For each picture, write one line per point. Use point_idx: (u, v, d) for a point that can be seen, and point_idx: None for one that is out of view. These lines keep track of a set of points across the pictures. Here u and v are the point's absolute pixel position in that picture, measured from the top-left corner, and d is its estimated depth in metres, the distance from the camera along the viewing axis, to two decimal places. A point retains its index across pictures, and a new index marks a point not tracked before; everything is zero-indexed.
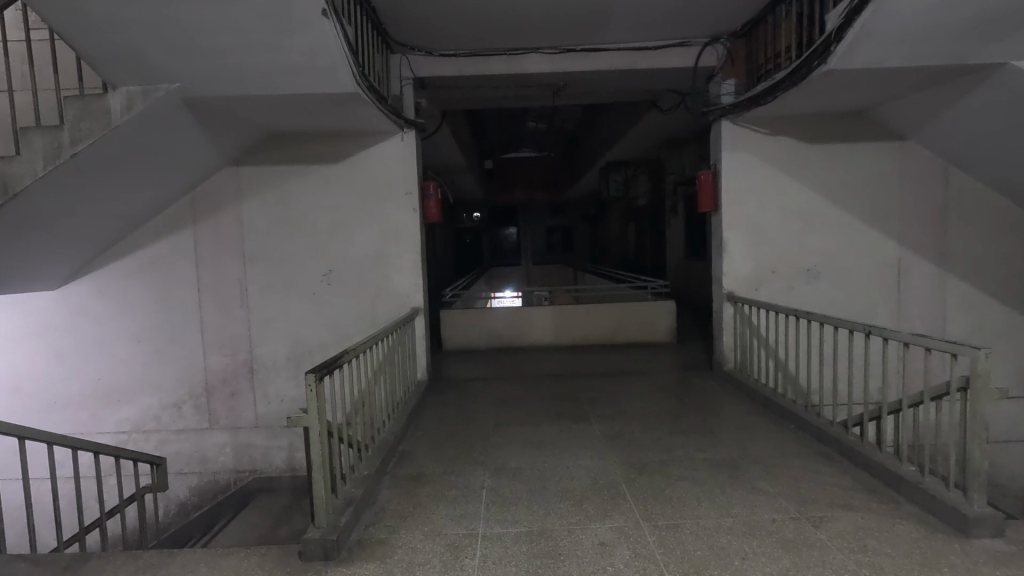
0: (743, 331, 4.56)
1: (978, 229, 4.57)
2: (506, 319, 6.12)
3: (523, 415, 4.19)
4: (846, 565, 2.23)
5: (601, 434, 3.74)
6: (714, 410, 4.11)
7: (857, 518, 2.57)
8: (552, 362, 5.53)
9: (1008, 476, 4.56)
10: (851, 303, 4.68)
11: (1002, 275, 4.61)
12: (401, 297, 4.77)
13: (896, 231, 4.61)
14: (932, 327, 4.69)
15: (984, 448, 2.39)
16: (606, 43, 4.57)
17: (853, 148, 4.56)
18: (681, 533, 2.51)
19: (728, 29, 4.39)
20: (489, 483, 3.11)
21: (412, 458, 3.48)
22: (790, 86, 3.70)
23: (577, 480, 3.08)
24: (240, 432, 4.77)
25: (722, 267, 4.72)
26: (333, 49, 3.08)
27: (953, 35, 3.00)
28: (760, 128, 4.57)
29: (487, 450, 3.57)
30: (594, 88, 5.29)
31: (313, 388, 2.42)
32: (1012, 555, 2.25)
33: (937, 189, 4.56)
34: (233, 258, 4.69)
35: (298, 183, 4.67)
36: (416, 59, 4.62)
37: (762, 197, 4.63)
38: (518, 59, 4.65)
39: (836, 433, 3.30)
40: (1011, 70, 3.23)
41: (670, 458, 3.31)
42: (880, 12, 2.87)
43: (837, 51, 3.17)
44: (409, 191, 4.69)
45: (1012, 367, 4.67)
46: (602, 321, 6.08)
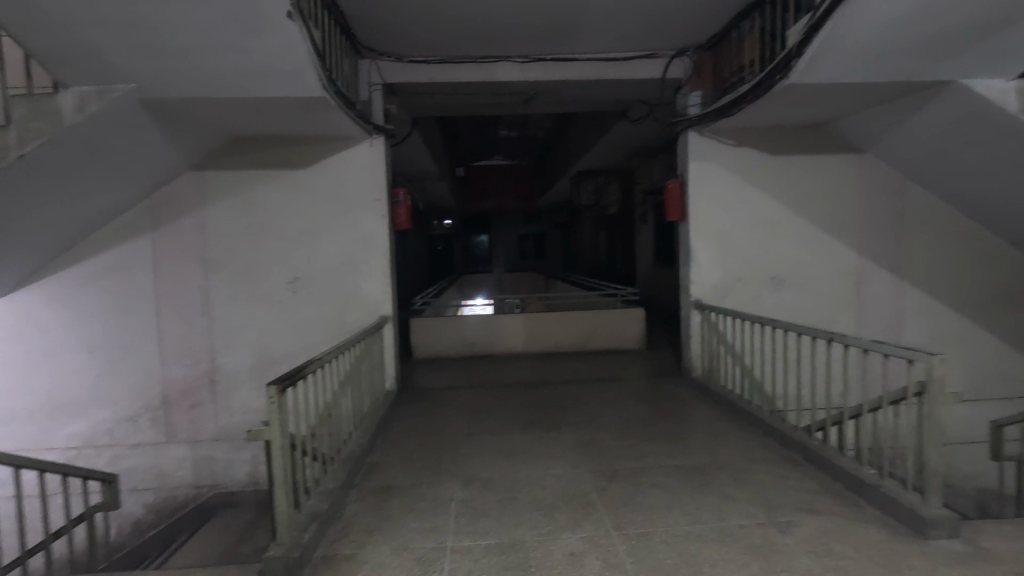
0: (711, 338, 4.63)
1: (932, 239, 4.76)
2: (478, 327, 6.09)
3: (494, 424, 4.15)
4: (813, 569, 2.27)
5: (572, 442, 3.74)
6: (684, 416, 4.15)
7: (822, 522, 2.61)
8: (524, 371, 5.52)
9: (961, 476, 4.73)
10: (813, 311, 4.80)
11: (953, 283, 4.80)
12: (370, 306, 4.69)
13: (855, 241, 4.76)
14: (890, 333, 4.84)
15: (939, 450, 2.47)
16: (574, 54, 4.61)
17: (814, 160, 4.70)
18: (651, 541, 2.51)
19: (693, 42, 4.50)
20: (460, 494, 3.06)
21: (380, 470, 3.41)
22: (754, 99, 3.79)
23: (550, 490, 3.06)
24: (201, 446, 4.59)
25: (691, 275, 4.78)
26: (299, 53, 3.02)
27: (907, 52, 3.12)
28: (725, 139, 4.67)
29: (457, 460, 3.52)
30: (565, 98, 5.34)
31: (275, 400, 2.35)
32: (969, 555, 2.31)
33: (893, 200, 4.72)
34: (195, 265, 4.54)
35: (263, 188, 4.56)
36: (386, 65, 4.60)
37: (728, 207, 4.72)
38: (489, 67, 4.66)
39: (802, 438, 3.37)
40: (959, 88, 3.39)
41: (642, 466, 3.32)
42: (838, 29, 2.97)
43: (798, 67, 3.26)
44: (377, 198, 4.63)
45: (964, 373, 4.87)
46: (573, 328, 6.10)
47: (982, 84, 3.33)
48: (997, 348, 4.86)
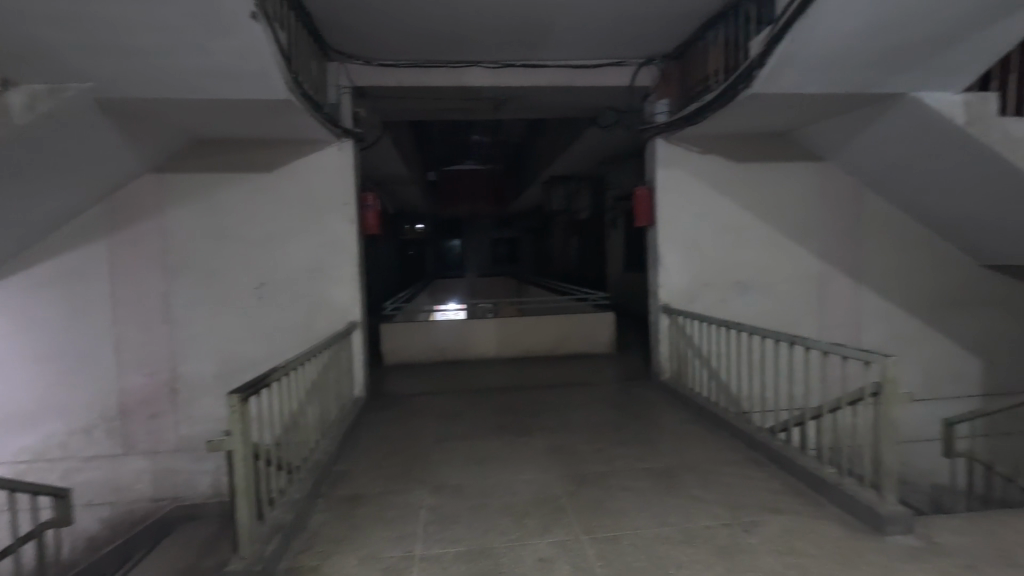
0: (679, 341, 4.70)
1: (888, 245, 4.94)
2: (449, 332, 6.06)
3: (465, 430, 4.13)
4: (777, 568, 2.31)
5: (543, 447, 3.74)
6: (653, 419, 4.20)
7: (784, 521, 2.67)
8: (495, 376, 5.50)
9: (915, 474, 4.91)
10: (777, 314, 4.93)
11: (908, 287, 4.99)
12: (339, 311, 4.63)
13: (816, 247, 4.91)
14: (849, 335, 5.00)
15: (894, 449, 2.56)
16: (544, 61, 4.64)
17: (776, 167, 4.84)
18: (620, 544, 2.53)
19: (661, 51, 4.58)
20: (429, 502, 3.03)
21: (348, 478, 3.34)
22: (719, 108, 3.88)
23: (520, 495, 3.05)
24: (160, 457, 4.44)
25: (659, 279, 4.86)
26: (264, 54, 2.96)
27: (863, 65, 3.24)
28: (691, 146, 4.77)
29: (427, 467, 3.49)
30: (535, 104, 5.37)
31: (237, 409, 2.28)
32: (923, 549, 2.39)
33: (851, 207, 4.89)
34: (155, 271, 4.40)
35: (228, 192, 4.45)
36: (354, 68, 4.56)
37: (695, 213, 4.82)
38: (459, 72, 4.65)
39: (766, 438, 3.45)
40: (910, 101, 3.53)
41: (612, 469, 3.34)
42: (797, 41, 3.06)
43: (760, 77, 3.35)
44: (346, 202, 4.57)
45: (919, 374, 5.06)
46: (545, 333, 6.13)
47: (931, 96, 3.48)
48: (949, 349, 5.07)
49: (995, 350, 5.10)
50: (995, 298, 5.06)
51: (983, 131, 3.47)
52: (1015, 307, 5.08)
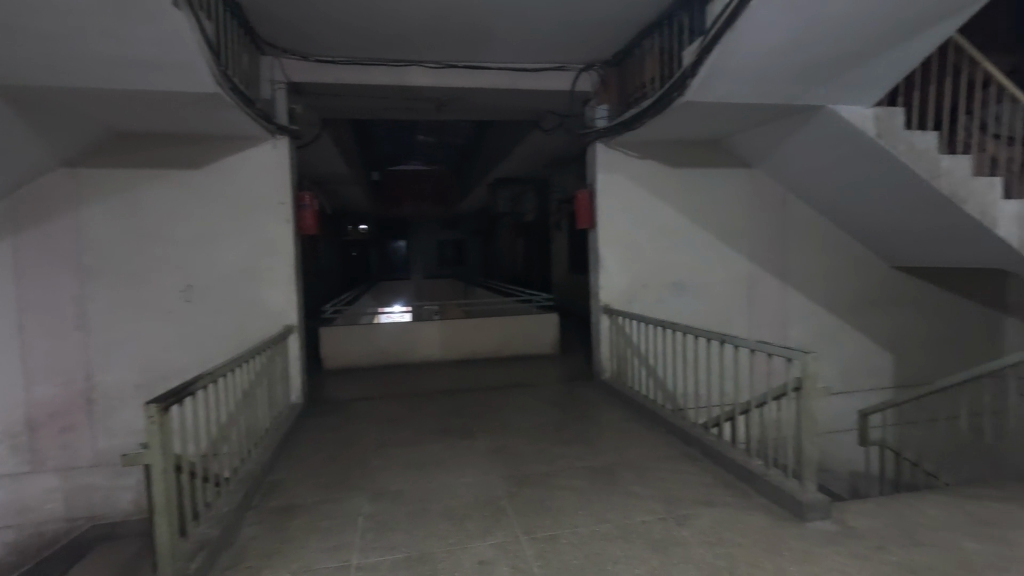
0: (619, 341, 4.81)
1: (811, 248, 5.25)
2: (392, 335, 5.95)
3: (407, 434, 4.07)
4: (707, 558, 2.41)
5: (486, 449, 3.73)
6: (593, 419, 4.28)
7: (715, 513, 2.78)
8: (439, 379, 5.45)
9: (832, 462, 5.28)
10: (710, 314, 5.14)
11: (829, 288, 5.32)
12: (274, 315, 4.45)
13: (746, 250, 5.15)
14: (777, 334, 5.28)
15: (814, 440, 2.71)
16: (487, 63, 4.64)
17: (710, 174, 5.04)
18: (558, 544, 2.55)
19: (600, 58, 4.68)
20: (367, 509, 2.95)
21: (282, 488, 3.22)
22: (654, 115, 4.00)
23: (462, 499, 3.03)
24: (74, 474, 4.12)
25: (600, 281, 4.96)
26: (188, 45, 2.80)
27: (786, 78, 3.43)
28: (631, 152, 4.90)
29: (366, 474, 3.40)
30: (478, 105, 5.36)
31: (155, 420, 2.15)
32: (839, 533, 2.55)
33: (778, 212, 5.17)
34: (67, 273, 4.09)
35: (151, 189, 4.19)
36: (290, 63, 4.41)
37: (634, 217, 4.95)
38: (400, 71, 4.59)
39: (699, 434, 3.59)
40: (828, 113, 3.76)
41: (553, 469, 3.38)
42: (726, 54, 3.20)
43: (693, 86, 3.48)
44: (282, 201, 4.40)
45: (838, 369, 5.41)
46: (489, 335, 6.13)
47: (846, 110, 3.72)
48: (865, 346, 5.44)
49: (906, 346, 5.52)
50: (905, 297, 5.48)
51: (892, 143, 3.74)
52: (922, 305, 5.51)
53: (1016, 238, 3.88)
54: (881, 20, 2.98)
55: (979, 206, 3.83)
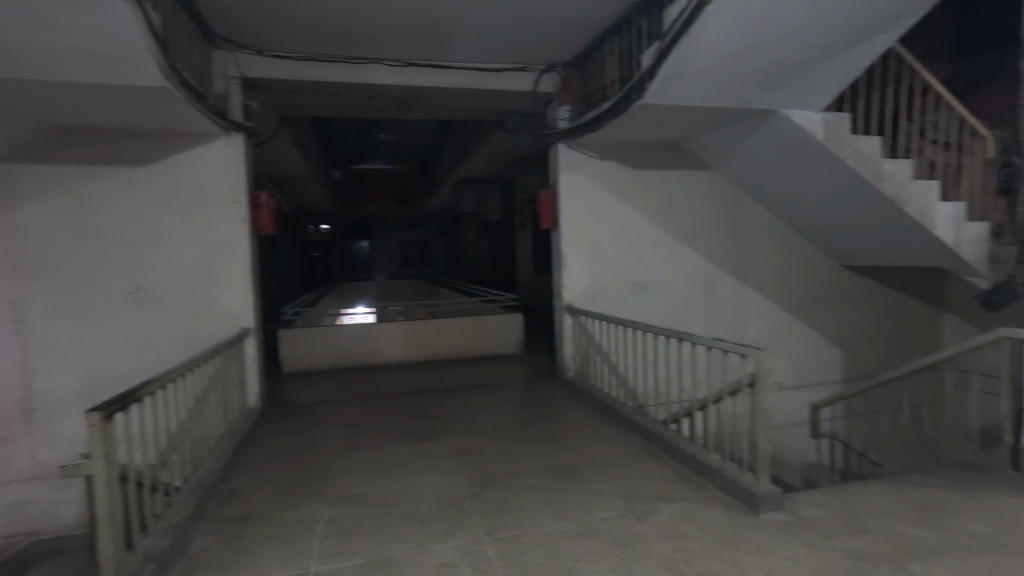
0: (582, 340, 4.86)
1: (766, 248, 5.42)
2: (354, 337, 5.85)
3: (369, 437, 4.01)
4: (666, 552, 2.45)
5: (449, 450, 3.71)
6: (556, 417, 4.31)
7: (674, 507, 2.84)
8: (402, 380, 5.39)
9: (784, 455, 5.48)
10: (670, 313, 5.24)
11: (783, 286, 5.51)
12: (229, 317, 4.32)
13: (704, 249, 5.28)
14: (734, 331, 5.43)
15: (767, 435, 2.79)
16: (448, 62, 4.61)
17: (669, 175, 5.15)
18: (520, 543, 2.56)
19: (561, 59, 4.72)
20: (326, 515, 2.89)
21: (238, 496, 3.12)
22: (614, 117, 4.05)
23: (424, 501, 3.00)
24: (12, 487, 3.90)
25: (563, 281, 5.00)
26: (132, 37, 2.68)
27: (739, 82, 3.53)
28: (592, 153, 4.95)
29: (326, 478, 3.34)
30: (440, 104, 5.33)
31: (97, 429, 2.06)
32: (790, 523, 2.63)
33: (734, 213, 5.32)
34: (4, 275, 3.87)
35: (95, 187, 4.00)
36: (245, 58, 4.28)
37: (595, 217, 5.01)
38: (361, 69, 4.53)
39: (659, 430, 3.66)
40: (780, 117, 3.89)
41: (516, 468, 3.39)
42: (682, 59, 3.27)
43: (651, 89, 3.54)
44: (237, 200, 4.27)
45: (791, 365, 5.61)
46: (453, 335, 6.10)
47: (796, 114, 3.85)
48: (816, 342, 5.66)
49: (854, 342, 5.76)
50: (853, 295, 5.71)
51: (839, 147, 3.90)
52: (869, 303, 5.77)
53: (952, 238, 4.11)
54: (827, 30, 3.10)
55: (918, 208, 4.03)
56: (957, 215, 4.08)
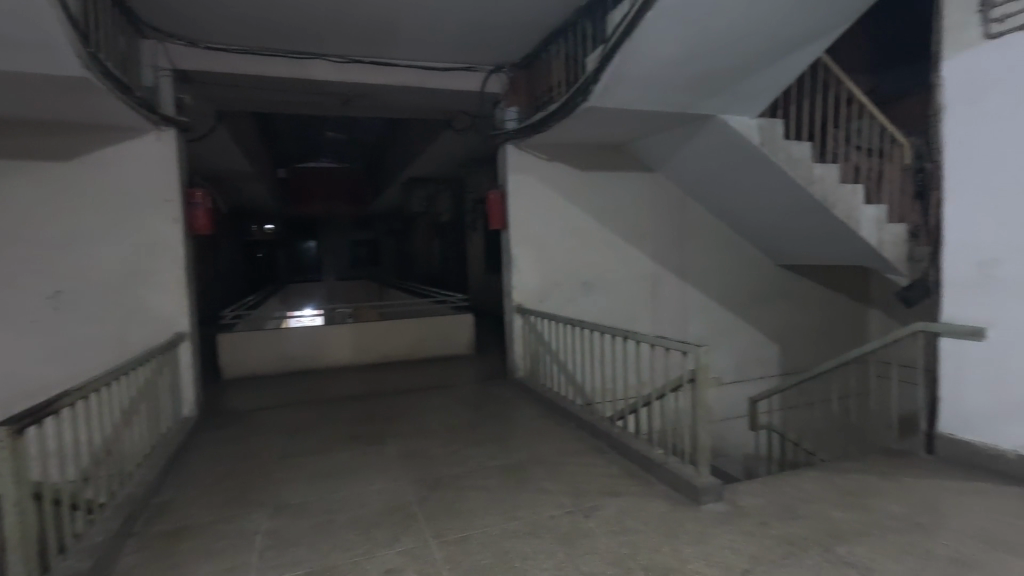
0: (532, 340, 4.89)
1: (708, 248, 5.62)
2: (300, 340, 5.67)
3: (313, 443, 3.89)
4: (611, 546, 2.50)
5: (397, 454, 3.65)
6: (506, 417, 4.32)
7: (620, 503, 2.90)
8: (349, 384, 5.27)
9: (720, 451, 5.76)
10: (617, 311, 5.35)
11: (723, 285, 5.72)
12: (161, 322, 4.10)
13: (649, 249, 5.42)
14: (678, 328, 5.60)
15: (707, 429, 2.89)
16: (394, 59, 4.54)
17: (616, 177, 5.25)
18: (468, 545, 2.55)
19: (508, 60, 4.73)
20: (267, 525, 2.79)
21: (171, 510, 2.96)
22: (561, 118, 4.10)
23: (370, 507, 2.94)
24: None
25: (513, 281, 5.01)
26: (45, 23, 2.50)
27: (680, 88, 3.64)
28: (540, 154, 4.99)
29: (267, 488, 3.21)
30: (386, 103, 5.23)
31: (6, 446, 1.90)
32: (728, 513, 2.74)
33: (677, 214, 5.48)
34: None
35: (7, 183, 3.70)
36: (176, 49, 4.07)
37: (544, 217, 5.05)
38: (302, 64, 4.39)
39: (606, 427, 3.72)
40: (719, 122, 4.04)
41: (465, 470, 3.36)
42: (625, 63, 3.34)
43: (596, 91, 3.60)
44: (169, 199, 4.05)
45: (732, 361, 5.83)
46: (402, 337, 6.01)
47: (733, 119, 4.00)
48: (755, 337, 5.91)
49: (789, 337, 6.06)
50: (788, 292, 6.00)
51: (774, 152, 4.08)
52: (803, 300, 6.07)
53: (875, 238, 4.38)
54: (760, 39, 3.24)
55: (845, 210, 4.28)
56: (879, 217, 4.36)
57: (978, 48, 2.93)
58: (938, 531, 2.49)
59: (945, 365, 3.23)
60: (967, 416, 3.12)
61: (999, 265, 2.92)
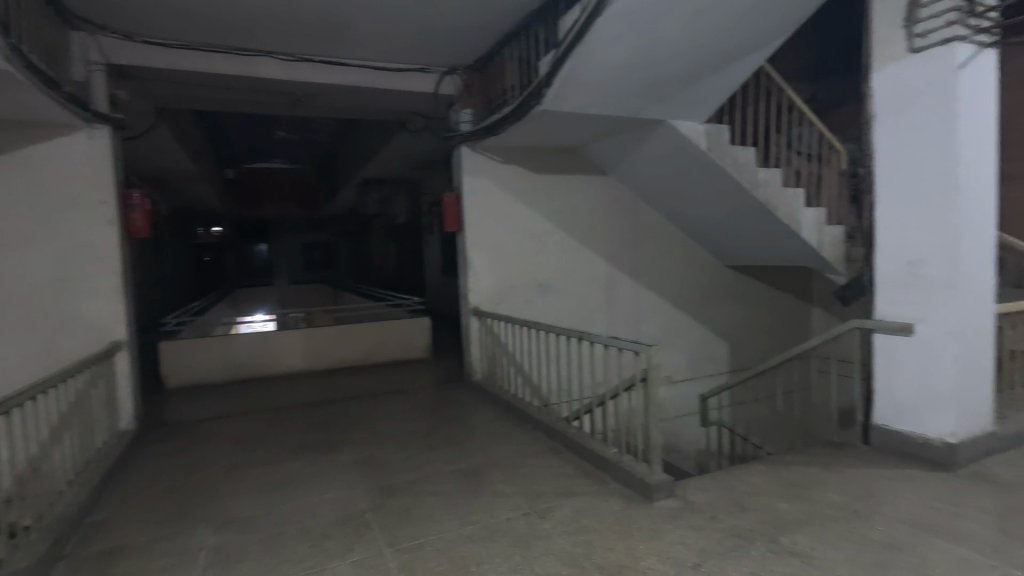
0: (489, 342, 4.89)
1: (660, 249, 5.75)
2: (249, 347, 5.48)
3: (262, 453, 3.76)
4: (566, 547, 2.52)
5: (351, 462, 3.57)
6: (463, 421, 4.30)
7: (575, 502, 2.92)
8: (301, 391, 5.12)
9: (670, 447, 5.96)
10: (573, 313, 5.41)
11: (675, 285, 5.87)
12: (96, 331, 3.88)
13: (604, 251, 5.50)
14: (632, 328, 5.71)
15: (659, 427, 2.95)
16: (344, 59, 4.45)
17: (570, 180, 5.31)
18: (422, 552, 2.51)
19: (462, 62, 4.72)
20: (211, 541, 2.67)
21: (105, 530, 2.80)
22: (514, 122, 4.11)
23: (321, 517, 2.87)
24: None
25: (469, 284, 4.99)
26: None
27: (630, 94, 3.71)
28: (495, 156, 4.99)
29: (211, 502, 3.08)
30: (337, 103, 5.12)
31: None
32: (680, 508, 2.81)
33: (630, 216, 5.60)
34: None
35: None
36: (110, 43, 3.87)
37: (500, 220, 5.06)
38: (248, 61, 4.25)
39: (562, 428, 3.75)
40: (668, 127, 4.14)
41: (420, 476, 3.32)
42: (577, 67, 3.37)
43: (549, 95, 3.62)
44: (104, 200, 3.84)
45: (684, 359, 5.99)
46: (358, 341, 5.88)
47: (682, 124, 4.12)
48: (705, 336, 6.09)
49: (738, 335, 6.27)
50: (737, 292, 6.21)
51: (720, 156, 4.22)
52: (751, 299, 6.30)
53: (815, 240, 4.59)
54: (705, 48, 3.35)
55: (787, 212, 4.46)
56: (819, 219, 4.57)
57: (903, 61, 3.12)
58: (873, 517, 2.63)
59: (878, 360, 3.41)
60: (897, 407, 3.30)
61: (924, 265, 3.12)
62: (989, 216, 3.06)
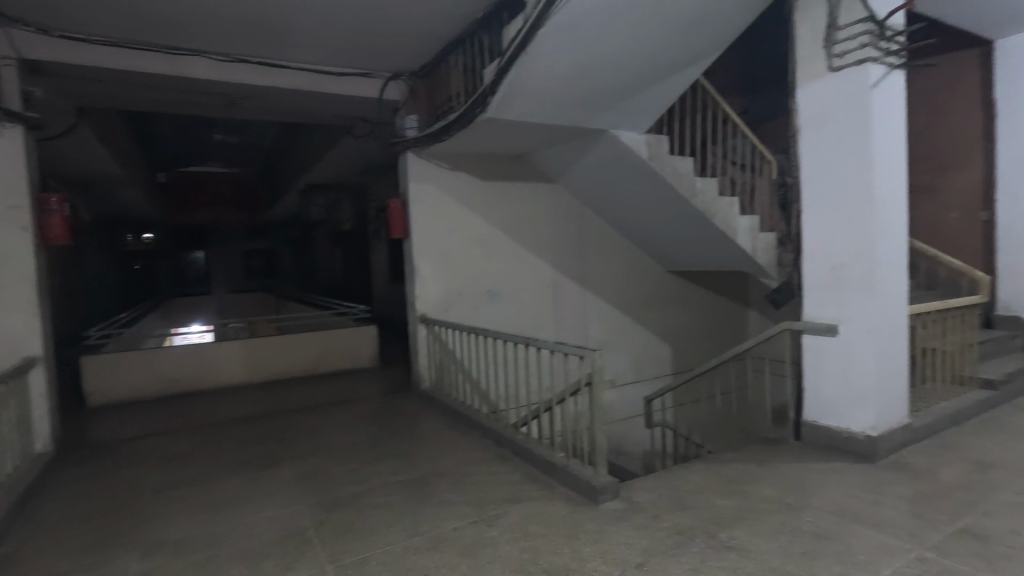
0: (436, 350, 4.85)
1: (605, 256, 5.88)
2: (182, 360, 5.20)
3: (196, 471, 3.57)
4: (514, 553, 2.51)
5: (293, 476, 3.44)
6: (410, 430, 4.23)
7: (523, 508, 2.93)
8: (240, 404, 4.91)
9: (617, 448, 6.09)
10: (521, 318, 5.44)
11: (620, 290, 6.02)
12: (7, 346, 3.58)
13: (551, 258, 5.57)
14: (579, 333, 5.80)
15: (604, 430, 3.01)
16: (284, 61, 4.33)
17: (517, 187, 5.36)
18: (367, 566, 2.45)
19: (407, 68, 4.68)
20: (137, 568, 2.50)
21: (15, 563, 2.57)
22: (460, 129, 4.12)
23: (259, 536, 2.75)
24: None
25: (416, 291, 4.94)
26: None
27: (574, 104, 3.79)
28: (441, 162, 4.97)
29: (138, 526, 2.89)
30: (277, 106, 4.97)
31: None
32: (624, 509, 2.86)
33: (576, 223, 5.70)
34: None
35: None
36: (23, 36, 3.60)
37: (447, 226, 5.04)
38: (179, 61, 4.06)
39: (510, 434, 3.76)
40: (611, 137, 4.26)
41: (366, 489, 3.23)
42: (522, 76, 3.41)
43: (494, 102, 3.65)
44: (15, 205, 3.56)
45: (629, 362, 6.14)
46: (301, 352, 5.69)
47: (623, 134, 4.24)
48: (650, 339, 6.27)
49: (681, 338, 6.49)
50: (679, 296, 6.43)
51: (660, 165, 4.37)
52: (692, 303, 6.53)
53: (749, 246, 4.82)
54: (644, 61, 3.47)
55: (723, 220, 4.66)
56: (752, 227, 4.80)
57: (824, 79, 3.34)
58: (804, 509, 2.77)
59: (806, 360, 3.61)
60: (824, 403, 3.51)
61: (845, 270, 3.33)
62: (900, 224, 3.31)
